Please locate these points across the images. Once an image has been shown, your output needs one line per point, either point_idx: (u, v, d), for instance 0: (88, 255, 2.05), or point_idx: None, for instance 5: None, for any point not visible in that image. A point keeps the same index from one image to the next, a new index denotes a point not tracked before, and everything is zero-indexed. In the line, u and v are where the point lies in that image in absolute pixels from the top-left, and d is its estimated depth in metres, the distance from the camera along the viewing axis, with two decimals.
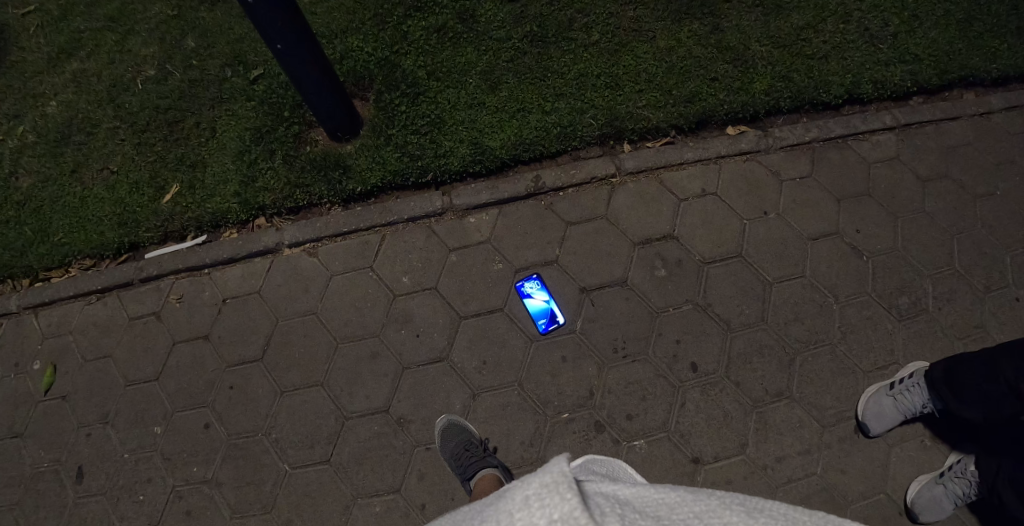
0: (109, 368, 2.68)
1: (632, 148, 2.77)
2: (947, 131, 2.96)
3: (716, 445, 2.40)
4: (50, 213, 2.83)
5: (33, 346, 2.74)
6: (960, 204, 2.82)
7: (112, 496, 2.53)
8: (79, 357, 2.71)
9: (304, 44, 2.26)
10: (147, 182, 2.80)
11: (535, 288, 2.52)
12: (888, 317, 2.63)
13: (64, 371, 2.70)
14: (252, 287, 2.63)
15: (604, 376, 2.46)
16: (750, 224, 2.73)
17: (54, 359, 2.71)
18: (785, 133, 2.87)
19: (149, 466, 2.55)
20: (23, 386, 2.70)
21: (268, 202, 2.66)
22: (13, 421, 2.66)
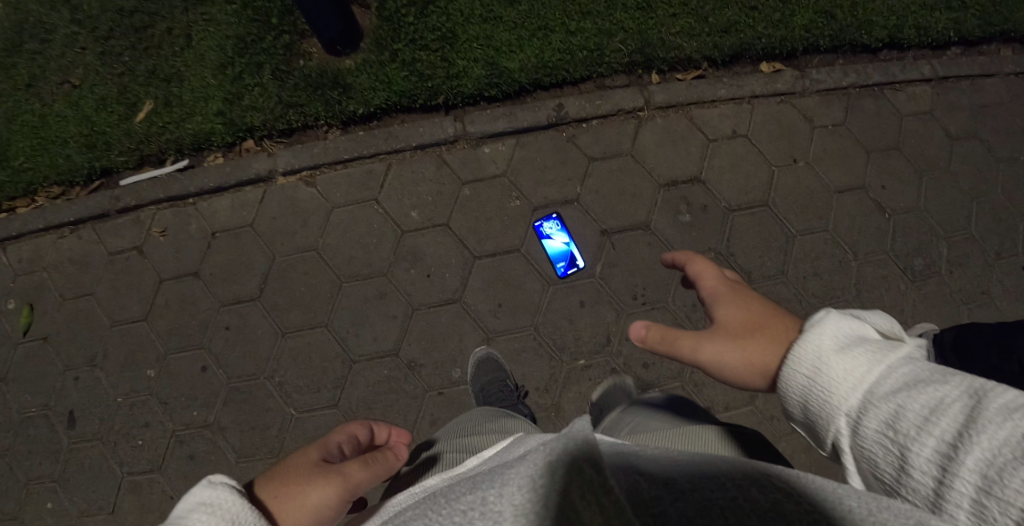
0: (92, 307, 2.50)
1: (660, 79, 2.56)
2: (981, 88, 2.76)
3: (727, 394, 2.24)
4: (8, 132, 2.56)
5: (5, 283, 2.53)
6: (984, 167, 2.66)
7: (111, 442, 2.40)
8: (57, 296, 2.52)
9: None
10: (116, 98, 2.53)
11: (554, 228, 2.33)
12: (902, 278, 2.50)
13: (42, 312, 2.51)
14: (243, 219, 2.41)
15: (624, 323, 2.28)
16: (779, 170, 2.54)
17: (32, 299, 2.52)
18: (822, 76, 2.65)
19: (145, 411, 2.41)
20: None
21: (257, 123, 2.40)
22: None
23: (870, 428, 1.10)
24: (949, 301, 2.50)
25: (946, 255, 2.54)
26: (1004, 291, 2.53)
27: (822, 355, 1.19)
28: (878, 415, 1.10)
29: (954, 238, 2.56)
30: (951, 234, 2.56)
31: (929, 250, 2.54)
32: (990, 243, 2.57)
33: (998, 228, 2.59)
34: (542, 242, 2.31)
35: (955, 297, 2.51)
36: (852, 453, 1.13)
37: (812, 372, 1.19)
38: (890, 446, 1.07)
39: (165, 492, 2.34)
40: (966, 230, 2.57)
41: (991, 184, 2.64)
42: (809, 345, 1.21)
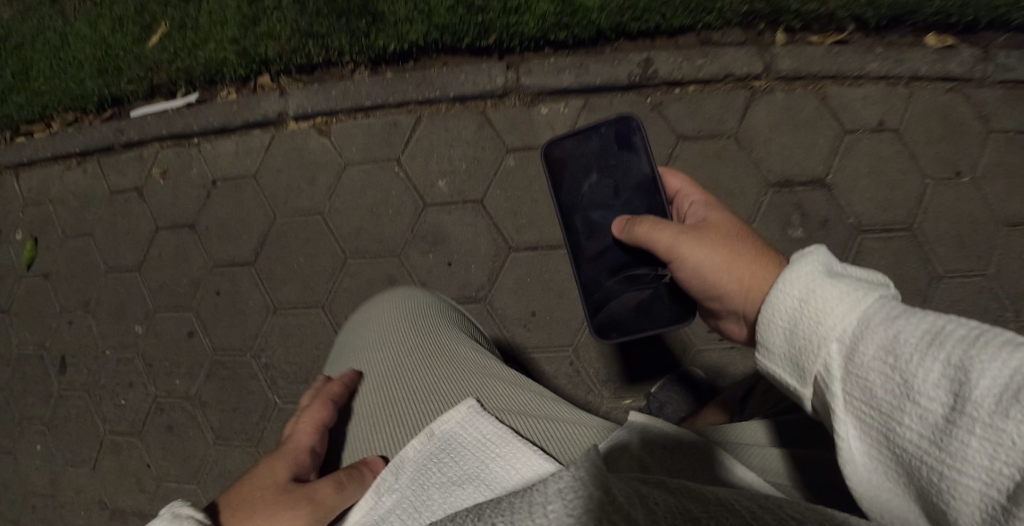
0: (91, 249, 2.32)
1: (789, 40, 1.89)
2: None
3: None
4: (33, 54, 2.35)
5: (18, 214, 2.47)
6: None
7: (95, 396, 2.29)
8: (61, 232, 2.40)
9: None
10: (132, 17, 2.13)
11: (616, 157, 1.42)
12: None
13: (47, 247, 2.42)
14: (246, 169, 1.97)
15: (690, 363, 1.67)
16: (934, 185, 1.95)
17: (37, 233, 2.44)
18: (1015, 60, 1.95)
19: (131, 370, 2.24)
20: (7, 255, 2.48)
21: (271, 55, 1.91)
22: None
23: (852, 361, 0.91)
24: None
25: None
26: None
27: (815, 275, 0.99)
28: (858, 343, 0.91)
29: None
30: None
31: None
32: None
33: None
34: (581, 193, 1.43)
35: None
36: (842, 391, 0.92)
37: (798, 299, 0.99)
38: (889, 373, 0.87)
39: (140, 458, 2.19)
40: None
41: None
42: (798, 291, 1.00)
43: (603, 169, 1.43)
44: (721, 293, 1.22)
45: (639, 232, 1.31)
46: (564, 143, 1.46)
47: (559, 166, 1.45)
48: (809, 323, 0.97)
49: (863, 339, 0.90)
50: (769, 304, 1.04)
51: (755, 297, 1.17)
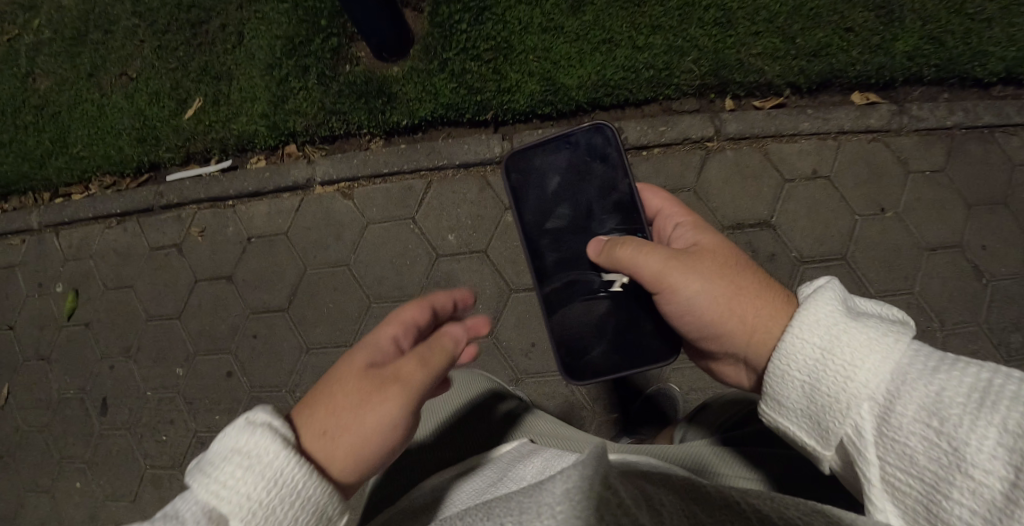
0: (131, 298, 2.55)
1: (735, 105, 2.29)
2: None
3: None
4: (70, 122, 2.56)
5: (55, 268, 2.66)
6: None
7: (136, 433, 2.50)
8: (100, 284, 2.60)
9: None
10: (168, 92, 2.40)
11: (586, 173, 1.56)
12: (995, 355, 2.26)
13: (86, 297, 2.62)
14: (278, 228, 2.29)
15: (667, 379, 2.02)
16: (862, 221, 2.32)
17: (76, 286, 2.64)
18: (923, 113, 2.36)
19: (173, 407, 2.46)
20: (48, 308, 2.67)
21: (299, 129, 2.22)
22: (39, 342, 2.66)
23: (888, 422, 1.05)
24: None
25: None
26: None
27: (838, 324, 1.14)
28: (892, 405, 1.05)
29: None
30: None
31: None
32: None
33: None
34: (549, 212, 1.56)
35: None
36: (877, 454, 1.06)
37: (823, 347, 1.13)
38: (925, 434, 1.02)
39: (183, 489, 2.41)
40: None
41: None
42: (836, 347, 1.12)
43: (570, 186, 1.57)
44: (702, 311, 1.37)
45: (640, 254, 1.42)
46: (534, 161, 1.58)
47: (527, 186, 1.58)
48: (846, 379, 1.10)
49: (898, 399, 1.05)
50: (791, 351, 1.18)
51: (759, 322, 1.32)
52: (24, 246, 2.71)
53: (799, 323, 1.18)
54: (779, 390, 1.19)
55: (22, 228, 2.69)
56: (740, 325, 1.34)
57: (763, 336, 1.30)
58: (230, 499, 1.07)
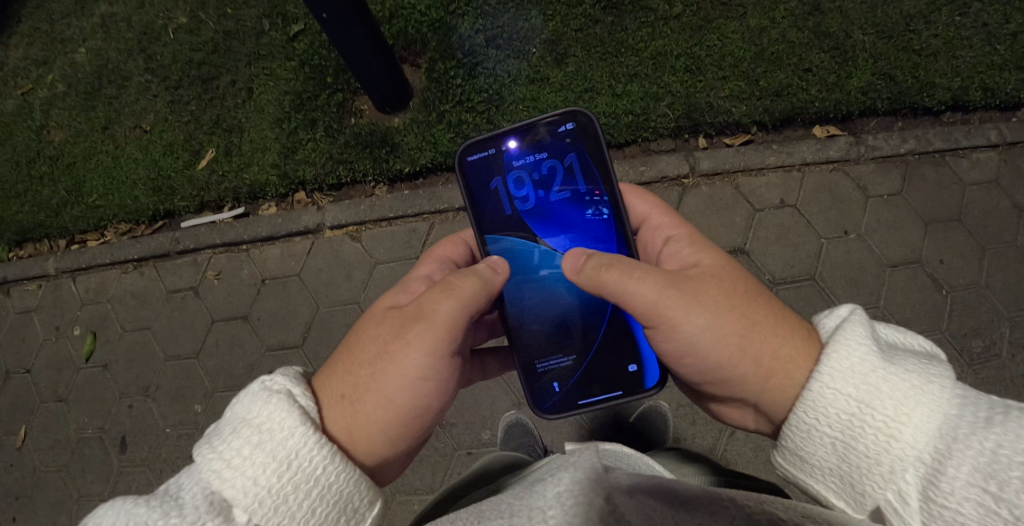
0: (148, 340, 2.52)
1: (708, 143, 2.55)
2: None
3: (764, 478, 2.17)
4: (84, 171, 2.60)
5: (72, 312, 2.60)
6: None
7: (156, 469, 2.42)
8: (119, 327, 2.55)
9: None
10: (182, 144, 2.52)
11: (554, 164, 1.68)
12: (957, 361, 2.47)
13: (104, 340, 2.56)
14: (291, 269, 2.42)
15: (658, 394, 2.25)
16: (828, 243, 2.53)
17: (94, 328, 2.58)
18: (879, 142, 2.59)
19: (192, 444, 2.40)
20: (63, 350, 2.59)
21: (308, 177, 2.38)
22: (57, 384, 2.58)
23: (938, 486, 1.11)
24: (1009, 386, 2.44)
25: (1009, 337, 2.48)
26: None
27: (876, 372, 1.21)
28: (943, 467, 1.11)
29: (1019, 317, 2.50)
30: (1015, 313, 2.50)
31: (988, 332, 2.49)
32: None
33: None
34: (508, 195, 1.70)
35: (1016, 381, 2.45)
36: (922, 520, 1.12)
37: (859, 401, 1.20)
38: (982, 499, 1.08)
39: None
40: None
41: None
42: (869, 403, 1.19)
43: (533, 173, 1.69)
44: (709, 343, 1.43)
45: (649, 280, 1.46)
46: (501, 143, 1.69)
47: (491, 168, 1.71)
48: (884, 438, 1.17)
49: (950, 458, 1.11)
50: (824, 402, 1.24)
51: (771, 363, 1.38)
52: (40, 291, 2.65)
53: (832, 373, 1.24)
54: (806, 447, 1.28)
55: (39, 274, 2.63)
56: (748, 354, 1.41)
57: (771, 364, 1.38)
58: (235, 480, 1.20)
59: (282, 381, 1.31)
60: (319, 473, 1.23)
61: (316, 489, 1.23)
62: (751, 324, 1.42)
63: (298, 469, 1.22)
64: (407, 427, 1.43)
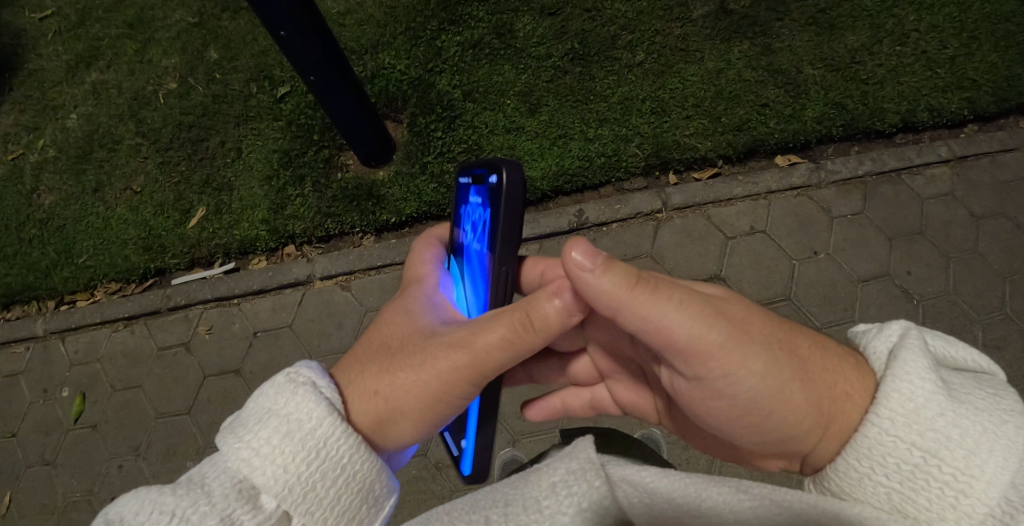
0: (138, 398, 2.46)
1: (678, 179, 2.70)
2: (1003, 163, 2.80)
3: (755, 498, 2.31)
4: (74, 233, 2.62)
5: (61, 373, 2.54)
6: (1015, 243, 2.69)
7: None
8: (108, 385, 2.49)
9: (312, 22, 1.93)
10: (172, 204, 2.58)
11: (480, 217, 1.42)
12: None
13: (94, 400, 2.49)
14: (282, 321, 2.44)
15: (648, 423, 2.37)
16: (799, 263, 2.61)
17: (83, 388, 2.51)
18: (837, 166, 2.73)
19: None
20: (51, 413, 2.52)
21: (297, 231, 2.46)
22: (44, 447, 2.49)
23: None
24: None
25: (984, 338, 2.57)
26: None
27: (944, 414, 1.07)
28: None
29: (991, 319, 2.60)
30: (987, 316, 2.60)
31: (964, 336, 2.57)
32: None
33: None
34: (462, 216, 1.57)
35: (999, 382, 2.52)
36: None
37: (924, 450, 1.06)
38: None
39: None
40: (1002, 309, 2.61)
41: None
42: (939, 448, 1.05)
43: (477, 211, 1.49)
44: (757, 399, 1.23)
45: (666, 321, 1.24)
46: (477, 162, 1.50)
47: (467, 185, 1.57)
48: (958, 487, 1.03)
49: None
50: (882, 450, 1.09)
51: (828, 410, 1.20)
52: (28, 353, 2.60)
53: (893, 416, 1.09)
54: (851, 493, 1.13)
55: (27, 335, 2.59)
56: (808, 400, 1.22)
57: (832, 407, 1.20)
58: (264, 468, 1.14)
59: (306, 372, 1.26)
60: (352, 465, 1.19)
61: (343, 477, 1.18)
62: (801, 364, 1.25)
63: (326, 458, 1.17)
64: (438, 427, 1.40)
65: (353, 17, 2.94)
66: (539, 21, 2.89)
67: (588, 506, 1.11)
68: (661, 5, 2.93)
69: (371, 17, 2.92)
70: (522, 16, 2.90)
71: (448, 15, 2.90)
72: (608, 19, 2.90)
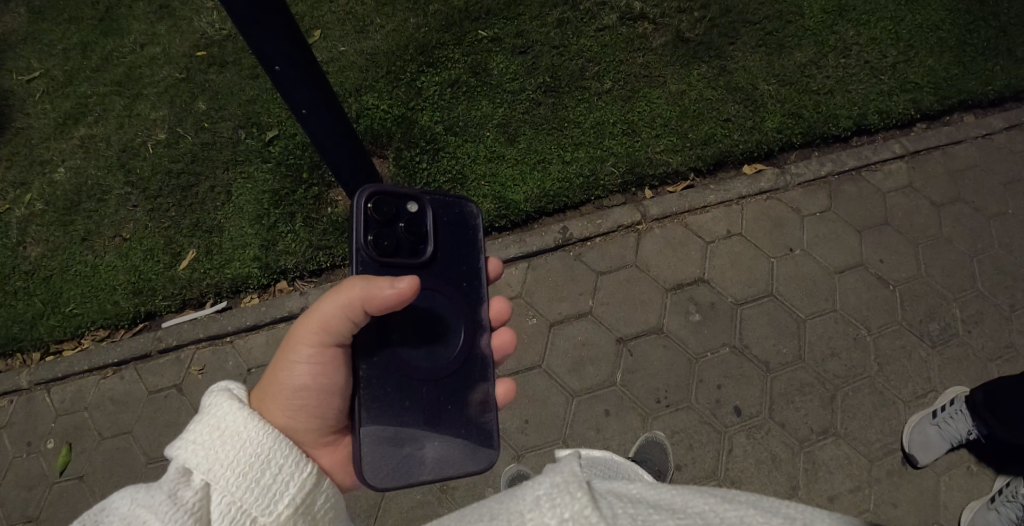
0: (129, 445, 2.40)
1: (653, 194, 2.79)
2: (953, 154, 3.07)
3: (766, 490, 2.38)
4: (61, 283, 2.63)
5: (45, 425, 2.47)
6: (974, 226, 2.91)
7: None
8: (96, 434, 2.43)
9: (306, 59, 2.05)
10: (162, 248, 2.63)
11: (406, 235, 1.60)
12: (922, 345, 2.66)
13: (81, 450, 2.42)
14: (278, 354, 2.45)
15: (650, 427, 2.41)
16: (777, 261, 2.71)
17: (70, 438, 2.44)
18: (801, 169, 2.89)
19: None
20: (35, 467, 2.43)
21: (290, 266, 2.52)
22: (28, 504, 2.39)
23: None
24: (976, 360, 2.66)
25: (961, 316, 2.72)
26: None
27: None
28: None
29: (964, 298, 2.76)
30: (960, 295, 2.76)
31: (942, 315, 2.72)
32: (1001, 296, 2.78)
33: (1003, 282, 2.80)
34: (437, 245, 1.68)
35: (982, 355, 2.67)
36: None
37: None
38: None
39: None
40: (973, 288, 2.78)
41: (986, 242, 2.88)
42: None
43: (422, 236, 1.63)
44: None
45: None
46: (422, 195, 1.65)
47: (439, 215, 1.69)
48: None
49: None
50: None
51: None
52: (11, 407, 2.52)
53: None
54: None
55: (11, 389, 2.52)
56: None
57: None
58: (183, 447, 1.28)
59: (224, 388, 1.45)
60: (264, 441, 1.33)
61: (248, 443, 1.31)
62: None
63: (229, 428, 1.32)
64: (314, 409, 1.58)
65: (334, 64, 3.06)
66: (511, 59, 3.05)
67: (571, 516, 1.10)
68: (623, 38, 3.13)
69: (351, 63, 3.05)
70: (495, 56, 3.06)
71: (426, 59, 3.04)
72: (574, 53, 3.07)
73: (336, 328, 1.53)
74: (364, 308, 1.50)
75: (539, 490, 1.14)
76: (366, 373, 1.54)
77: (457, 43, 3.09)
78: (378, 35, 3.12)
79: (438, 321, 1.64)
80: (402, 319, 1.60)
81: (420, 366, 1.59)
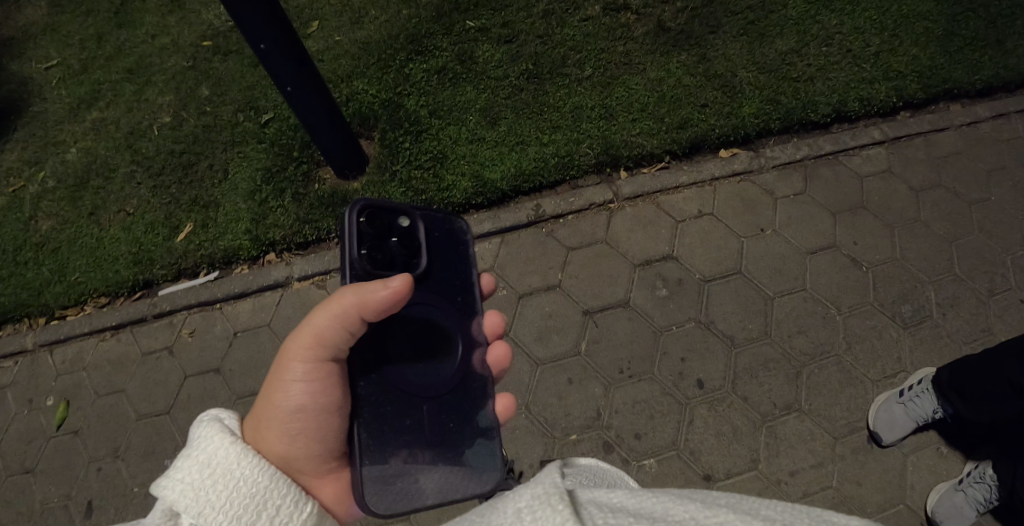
0: (121, 402, 2.58)
1: (628, 174, 2.87)
2: (935, 142, 3.09)
3: (726, 461, 2.44)
4: (67, 254, 2.82)
5: (46, 384, 2.66)
6: (953, 212, 2.93)
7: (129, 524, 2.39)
8: (92, 392, 2.61)
9: (289, 39, 2.22)
10: (162, 221, 2.80)
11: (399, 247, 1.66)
12: (893, 325, 2.69)
13: (77, 407, 2.60)
14: (262, 320, 2.61)
15: (612, 396, 2.49)
16: (748, 240, 2.78)
17: (68, 396, 2.62)
18: (776, 153, 2.95)
19: None
20: (35, 422, 2.61)
21: (278, 238, 2.67)
22: (27, 456, 2.57)
23: None
24: (948, 341, 2.67)
25: (935, 298, 2.75)
26: (1005, 325, 2.70)
27: None
28: None
29: (939, 281, 2.78)
30: (936, 277, 2.78)
31: (915, 297, 2.74)
32: (978, 281, 2.79)
33: (981, 266, 2.82)
34: (432, 260, 1.73)
35: (955, 337, 2.68)
36: None
37: None
38: None
39: None
40: (949, 271, 2.80)
41: (965, 228, 2.89)
42: None
43: (414, 249, 1.69)
44: None
45: None
46: (415, 209, 1.71)
47: (432, 231, 1.74)
48: None
49: None
50: None
51: None
52: (16, 367, 2.72)
53: None
54: None
55: (16, 350, 2.72)
56: None
57: None
58: (172, 485, 1.33)
59: (211, 416, 1.50)
60: (255, 478, 1.40)
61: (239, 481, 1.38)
62: None
63: (219, 466, 1.38)
64: (312, 431, 1.60)
65: (330, 53, 3.22)
66: (497, 48, 3.17)
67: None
68: (606, 27, 3.23)
69: (346, 52, 3.21)
70: (481, 45, 3.18)
71: (416, 47, 3.18)
72: (557, 43, 3.18)
73: (332, 339, 1.58)
74: (359, 314, 1.56)
75: (523, 503, 1.10)
76: (364, 390, 1.59)
77: (446, 32, 3.22)
78: (373, 26, 3.27)
79: (434, 332, 1.70)
80: (395, 333, 1.65)
81: (420, 381, 1.64)
